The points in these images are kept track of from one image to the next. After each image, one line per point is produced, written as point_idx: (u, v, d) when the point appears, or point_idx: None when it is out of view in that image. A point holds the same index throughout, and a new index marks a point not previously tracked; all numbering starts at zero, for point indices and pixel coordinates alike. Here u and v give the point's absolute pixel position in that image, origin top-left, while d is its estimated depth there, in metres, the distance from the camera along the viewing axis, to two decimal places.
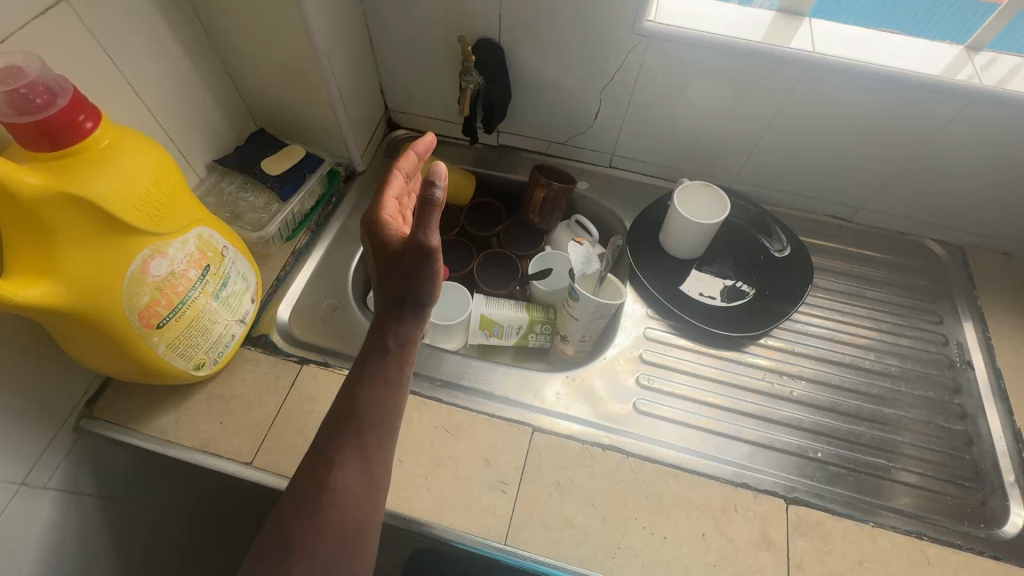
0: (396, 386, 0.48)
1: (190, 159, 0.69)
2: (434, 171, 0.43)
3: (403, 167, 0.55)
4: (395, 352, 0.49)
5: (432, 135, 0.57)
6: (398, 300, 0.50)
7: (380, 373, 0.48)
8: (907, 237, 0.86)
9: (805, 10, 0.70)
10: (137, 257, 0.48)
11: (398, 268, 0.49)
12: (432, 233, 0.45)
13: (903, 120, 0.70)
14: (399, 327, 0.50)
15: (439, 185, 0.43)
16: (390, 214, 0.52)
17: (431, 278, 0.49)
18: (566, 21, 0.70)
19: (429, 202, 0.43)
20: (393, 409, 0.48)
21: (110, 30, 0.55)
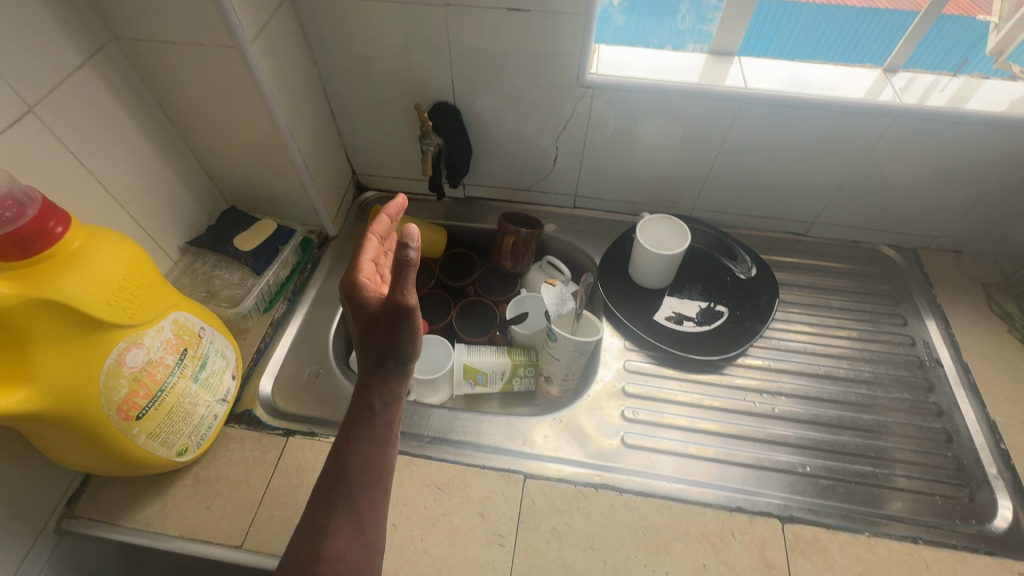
0: (385, 446, 0.48)
1: (163, 244, 0.71)
2: (406, 232, 0.43)
3: (377, 231, 0.55)
4: (381, 412, 0.49)
5: (403, 195, 0.57)
6: (380, 359, 0.50)
7: (368, 436, 0.48)
8: (862, 244, 0.90)
9: (733, 50, 0.76)
10: (111, 351, 0.49)
11: (377, 329, 0.49)
12: (409, 291, 0.46)
13: (838, 140, 0.75)
14: (383, 386, 0.50)
15: (412, 246, 0.44)
16: (367, 275, 0.52)
17: (411, 335, 0.49)
18: (515, 80, 0.74)
19: (405, 262, 0.44)
20: (382, 468, 0.48)
21: (77, 133, 0.57)
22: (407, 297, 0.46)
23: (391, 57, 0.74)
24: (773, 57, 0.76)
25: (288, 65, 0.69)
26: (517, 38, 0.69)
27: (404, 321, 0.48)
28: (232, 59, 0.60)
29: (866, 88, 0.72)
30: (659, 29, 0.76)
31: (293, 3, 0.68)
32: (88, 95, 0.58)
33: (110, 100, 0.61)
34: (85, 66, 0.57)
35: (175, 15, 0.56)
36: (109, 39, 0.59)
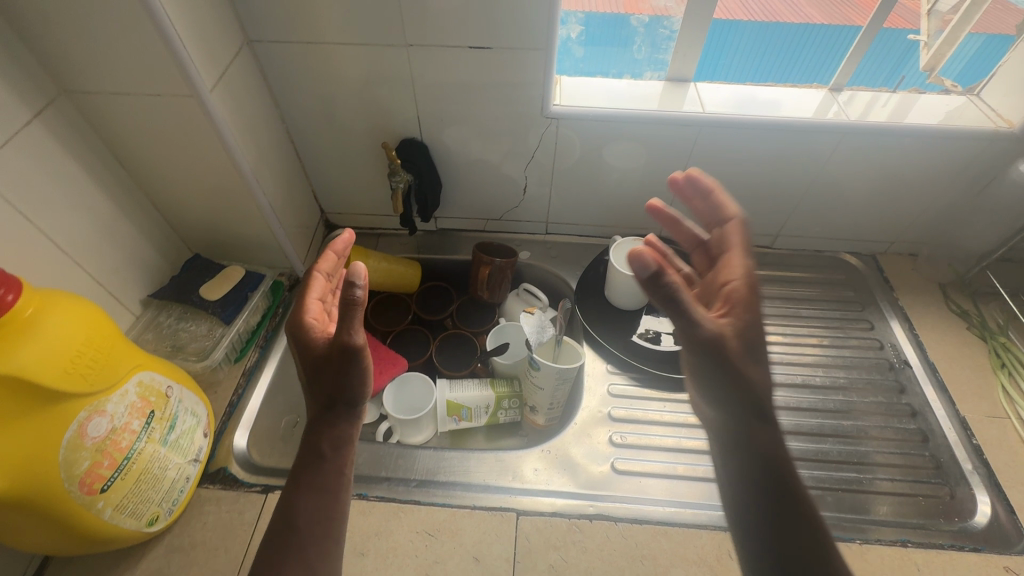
0: (337, 492, 0.48)
1: (123, 299, 0.68)
2: (353, 272, 0.44)
3: (322, 268, 0.55)
4: (331, 457, 0.49)
5: (350, 231, 0.57)
6: (329, 401, 0.50)
7: (317, 482, 0.48)
8: (824, 254, 0.94)
9: (688, 76, 0.79)
10: (72, 423, 0.46)
11: (325, 370, 0.49)
12: (356, 331, 0.47)
13: (794, 157, 0.78)
14: (333, 430, 0.50)
15: (359, 284, 0.45)
16: (313, 315, 0.52)
17: (360, 375, 0.49)
18: (481, 114, 0.75)
19: (352, 302, 0.45)
20: (336, 517, 0.47)
21: (26, 190, 0.54)
22: (355, 337, 0.47)
23: (355, 97, 0.73)
24: (734, 80, 0.80)
25: (249, 109, 0.67)
26: (481, 74, 0.70)
27: (352, 361, 0.48)
28: (189, 107, 0.59)
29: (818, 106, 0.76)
30: (617, 59, 0.78)
31: (252, 48, 0.68)
32: (38, 152, 0.55)
33: (62, 154, 0.58)
34: (34, 122, 0.55)
35: (130, 67, 0.55)
36: (58, 92, 0.57)
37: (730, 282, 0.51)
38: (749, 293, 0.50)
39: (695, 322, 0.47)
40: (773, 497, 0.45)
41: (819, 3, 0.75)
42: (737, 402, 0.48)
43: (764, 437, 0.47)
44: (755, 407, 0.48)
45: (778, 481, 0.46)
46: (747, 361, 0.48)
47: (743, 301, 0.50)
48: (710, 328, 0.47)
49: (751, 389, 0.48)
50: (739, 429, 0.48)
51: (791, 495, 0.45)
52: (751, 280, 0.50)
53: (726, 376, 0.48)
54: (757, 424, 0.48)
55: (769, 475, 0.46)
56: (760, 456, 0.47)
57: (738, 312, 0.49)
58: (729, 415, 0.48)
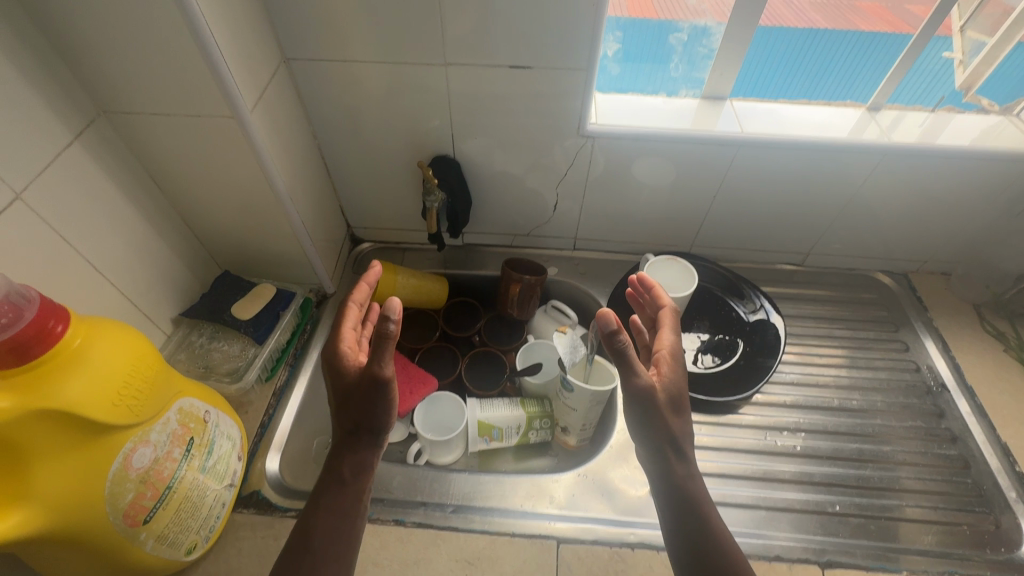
0: (353, 517, 0.48)
1: (156, 319, 0.67)
2: (388, 306, 0.44)
3: (355, 299, 0.56)
4: (351, 481, 0.50)
5: (380, 264, 0.58)
6: (355, 427, 0.51)
7: (336, 505, 0.48)
8: (856, 272, 0.93)
9: (725, 94, 0.78)
10: (117, 455, 0.45)
11: (353, 399, 0.50)
12: (386, 363, 0.47)
13: (831, 177, 0.77)
14: (354, 455, 0.50)
15: (393, 319, 0.45)
16: (348, 345, 0.53)
17: (386, 405, 0.50)
18: (516, 131, 0.74)
19: (384, 335, 0.45)
20: (350, 541, 0.47)
21: (66, 213, 0.54)
22: (384, 369, 0.47)
23: (389, 115, 0.73)
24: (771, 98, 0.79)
25: (285, 128, 0.67)
26: (519, 93, 0.69)
27: (379, 392, 0.48)
28: (229, 128, 0.58)
29: (850, 126, 0.75)
30: (652, 76, 0.77)
31: (289, 66, 0.67)
32: (78, 174, 0.54)
33: (100, 174, 0.57)
34: (74, 143, 0.54)
35: (171, 89, 0.54)
36: (97, 113, 0.57)
37: (661, 347, 0.56)
38: (676, 358, 0.55)
39: (633, 372, 0.51)
40: (687, 528, 0.49)
41: (826, 9, 0.72)
42: (657, 442, 0.52)
43: (682, 471, 0.52)
44: (675, 445, 0.52)
45: (692, 511, 0.50)
46: (670, 415, 0.52)
47: (673, 364, 0.54)
48: (645, 380, 0.51)
49: (672, 436, 0.52)
50: (660, 464, 0.52)
51: (703, 524, 0.49)
52: (677, 351, 0.56)
53: (653, 422, 0.52)
54: (675, 459, 0.52)
55: (684, 505, 0.51)
56: (677, 488, 0.51)
57: (668, 371, 0.54)
58: (650, 451, 0.53)
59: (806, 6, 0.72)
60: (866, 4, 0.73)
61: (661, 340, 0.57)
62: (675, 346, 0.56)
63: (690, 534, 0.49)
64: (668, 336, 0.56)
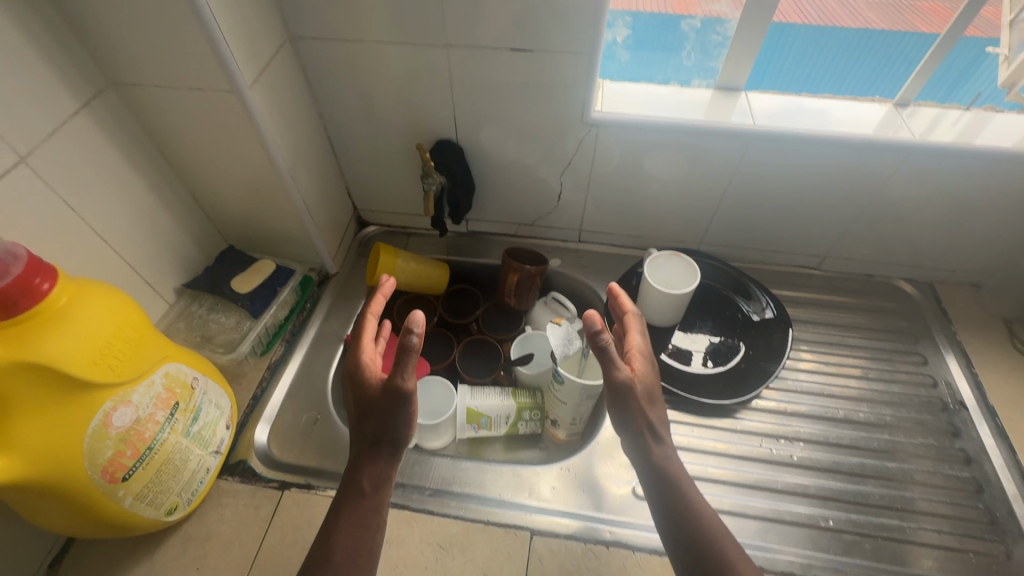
0: (373, 530, 0.49)
1: (159, 288, 0.69)
2: (411, 318, 0.47)
3: (375, 310, 0.57)
4: (371, 495, 0.50)
5: (391, 276, 0.60)
6: (375, 440, 0.51)
7: (356, 521, 0.49)
8: (877, 279, 0.87)
9: (741, 85, 0.73)
10: (98, 411, 0.46)
11: (375, 411, 0.51)
12: (409, 375, 0.49)
13: (850, 176, 0.73)
14: (375, 469, 0.51)
15: (416, 331, 0.47)
16: (369, 356, 0.55)
17: (408, 417, 0.51)
18: (518, 118, 0.73)
19: (408, 347, 0.48)
20: (370, 555, 0.48)
21: (71, 180, 0.56)
22: (406, 381, 0.49)
23: (392, 96, 0.73)
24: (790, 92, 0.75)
25: (288, 106, 0.68)
26: (520, 78, 0.68)
27: (402, 404, 0.50)
28: (229, 103, 0.59)
29: (880, 124, 0.70)
30: (665, 64, 0.74)
31: (294, 45, 0.68)
32: (83, 143, 0.57)
33: (107, 145, 0.60)
34: (81, 112, 0.56)
35: (173, 62, 0.56)
36: (106, 85, 0.59)
37: (632, 348, 0.56)
38: (647, 355, 0.56)
39: (614, 366, 0.52)
40: (673, 511, 0.50)
41: (882, 9, 0.72)
42: (636, 430, 0.53)
43: (660, 452, 0.52)
44: (653, 429, 0.53)
45: (675, 491, 0.51)
46: (647, 409, 0.53)
47: (645, 360, 0.56)
48: (623, 374, 0.52)
49: (652, 425, 0.53)
50: (640, 449, 0.53)
51: (685, 502, 0.50)
52: (646, 348, 0.57)
53: (632, 415, 0.52)
54: (652, 441, 0.53)
55: (666, 485, 0.51)
56: (656, 468, 0.52)
57: (641, 366, 0.55)
58: (630, 439, 0.54)
59: (860, 6, 0.73)
60: (926, 6, 0.71)
61: (630, 338, 0.57)
62: (643, 342, 0.57)
63: (677, 516, 0.50)
64: (637, 333, 0.57)
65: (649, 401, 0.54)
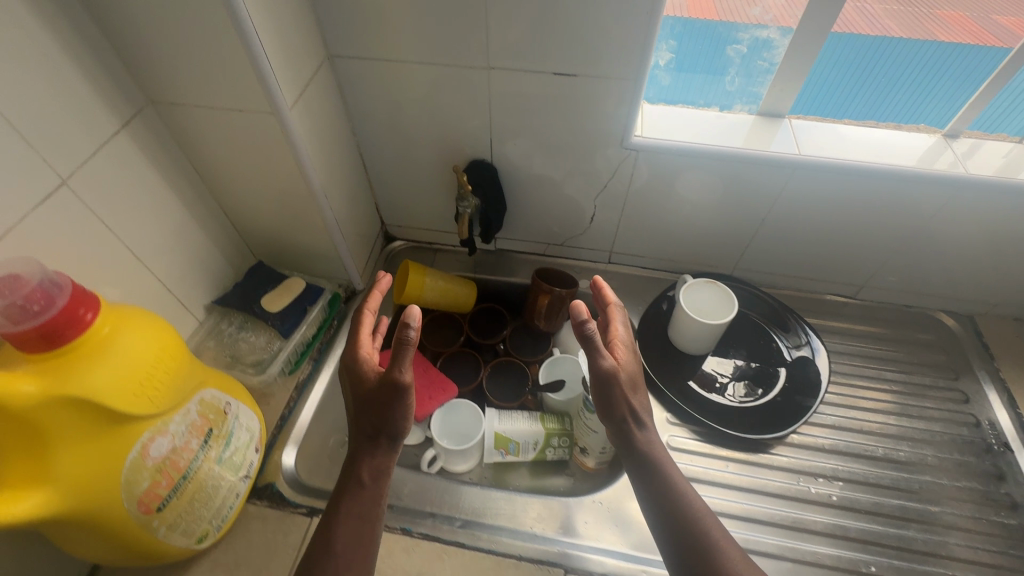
0: (373, 521, 0.49)
1: (190, 305, 0.68)
2: (407, 313, 0.47)
3: (371, 306, 0.57)
4: (370, 486, 0.51)
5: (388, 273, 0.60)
6: (374, 434, 0.51)
7: (356, 513, 0.49)
8: (914, 310, 0.85)
9: (784, 111, 0.72)
10: (136, 443, 0.46)
11: (372, 404, 0.51)
12: (406, 368, 0.48)
13: (894, 208, 0.71)
14: (373, 460, 0.51)
15: (412, 325, 0.47)
16: (366, 352, 0.55)
17: (405, 410, 0.51)
18: (554, 140, 0.72)
19: (404, 341, 0.47)
20: (370, 546, 0.49)
21: (109, 200, 0.55)
22: (403, 374, 0.49)
23: (428, 115, 0.72)
24: (838, 117, 0.73)
25: (324, 124, 0.67)
26: (560, 101, 0.66)
27: (398, 396, 0.50)
28: (268, 124, 0.59)
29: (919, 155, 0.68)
30: (706, 89, 0.72)
31: (332, 63, 0.67)
32: (122, 162, 0.56)
33: (144, 163, 0.59)
34: (121, 132, 0.55)
35: (215, 84, 0.55)
36: (146, 104, 0.58)
37: (615, 338, 0.57)
38: (629, 344, 0.57)
39: (598, 354, 0.53)
40: (661, 498, 0.52)
41: (902, 16, 0.66)
42: (619, 418, 0.55)
43: (643, 437, 0.55)
44: (636, 416, 0.55)
45: (658, 476, 0.53)
46: (630, 397, 0.54)
47: (628, 350, 0.57)
48: (608, 362, 0.53)
49: (636, 413, 0.54)
50: (622, 435, 0.55)
51: (673, 489, 0.52)
52: (628, 337, 0.57)
53: (615, 403, 0.53)
54: (635, 427, 0.55)
55: (649, 470, 0.53)
56: (639, 454, 0.54)
57: (624, 355, 0.56)
58: (612, 427, 0.55)
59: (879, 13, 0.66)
60: (947, 13, 0.66)
61: (613, 328, 0.58)
62: (626, 333, 0.58)
63: (666, 503, 0.51)
64: (620, 323, 0.58)
65: (631, 388, 0.55)
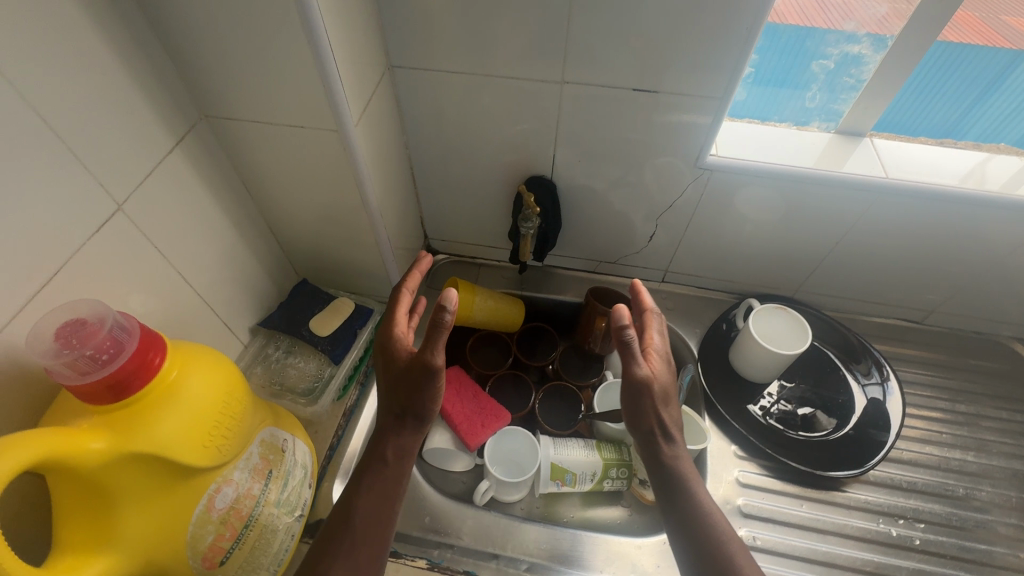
0: (394, 499, 0.50)
1: (236, 329, 0.64)
2: (445, 296, 0.46)
3: (410, 286, 0.57)
4: (394, 464, 0.52)
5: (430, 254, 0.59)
6: (401, 412, 0.52)
7: (378, 487, 0.50)
8: (984, 337, 0.82)
9: (866, 130, 0.68)
10: (202, 496, 0.42)
11: (402, 383, 0.52)
12: (438, 353, 0.49)
13: (981, 237, 0.67)
14: (398, 438, 0.52)
15: (449, 310, 0.47)
16: (402, 331, 0.55)
17: (433, 393, 0.51)
18: (622, 158, 0.68)
19: (439, 325, 0.47)
20: (389, 523, 0.49)
21: (163, 225, 0.51)
22: (435, 358, 0.49)
23: (489, 130, 0.67)
24: (928, 137, 0.69)
25: (382, 139, 0.62)
26: (636, 119, 0.62)
27: (428, 379, 0.50)
28: (332, 142, 0.55)
29: (963, 174, 0.64)
30: (784, 103, 0.68)
31: (392, 73, 0.63)
32: (175, 182, 0.52)
33: (197, 181, 0.55)
34: (175, 150, 0.51)
35: (279, 100, 0.51)
36: (199, 117, 0.54)
37: (649, 347, 0.55)
38: (664, 355, 0.55)
39: (633, 361, 0.51)
40: (678, 509, 0.51)
41: None
42: (646, 428, 0.53)
43: (669, 453, 0.53)
44: (665, 429, 0.53)
45: (682, 492, 0.52)
46: (660, 409, 0.52)
47: (663, 361, 0.55)
48: (642, 371, 0.51)
49: (664, 426, 0.53)
50: (649, 446, 0.54)
51: (694, 504, 0.51)
52: (663, 349, 0.55)
53: (643, 411, 0.52)
54: (662, 441, 0.53)
55: (672, 484, 0.52)
56: (664, 468, 0.53)
57: (659, 366, 0.54)
58: (639, 437, 0.54)
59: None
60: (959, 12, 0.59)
61: (648, 337, 0.56)
62: (662, 342, 0.56)
63: (682, 515, 0.50)
64: (656, 333, 0.56)
65: (663, 401, 0.53)
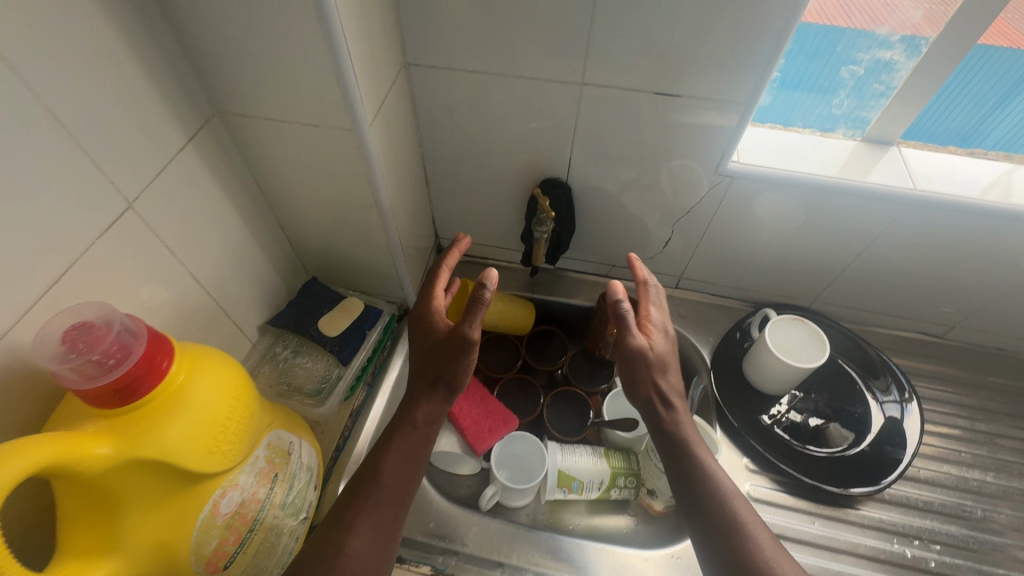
0: (420, 460, 0.50)
1: (245, 327, 0.64)
2: (486, 275, 0.50)
3: (450, 263, 0.59)
4: (422, 429, 0.51)
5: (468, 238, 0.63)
6: (434, 380, 0.52)
7: (406, 448, 0.50)
8: (1007, 354, 0.79)
9: (894, 139, 0.66)
10: (206, 502, 0.42)
11: (438, 352, 0.52)
12: (476, 326, 0.50)
13: (1010, 254, 0.65)
14: (428, 405, 0.52)
15: (488, 287, 0.50)
16: (439, 305, 0.56)
17: (468, 364, 0.52)
18: (640, 163, 0.66)
19: (480, 300, 0.49)
20: (412, 483, 0.49)
21: (174, 222, 0.50)
22: (473, 331, 0.50)
23: (505, 131, 0.66)
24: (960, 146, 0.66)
25: (397, 138, 0.61)
26: (656, 124, 0.61)
27: (464, 350, 0.51)
28: (347, 142, 0.54)
29: (988, 185, 0.62)
30: (809, 109, 0.66)
31: (408, 71, 0.61)
32: (187, 179, 0.51)
33: (209, 178, 0.54)
34: (187, 147, 0.50)
35: (294, 98, 0.50)
36: (212, 113, 0.53)
37: (647, 319, 0.55)
38: (663, 328, 0.56)
39: (629, 333, 0.54)
40: (689, 479, 0.49)
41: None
42: (643, 394, 0.53)
43: (667, 417, 0.51)
44: (663, 396, 0.52)
45: (690, 460, 0.50)
46: (659, 376, 0.52)
47: (662, 332, 0.55)
48: (638, 342, 0.53)
49: (662, 393, 0.52)
50: (647, 412, 0.52)
51: (701, 471, 0.49)
52: (662, 321, 0.55)
53: (640, 380, 0.52)
54: (661, 407, 0.52)
55: (675, 452, 0.51)
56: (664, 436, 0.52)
57: (658, 338, 0.54)
58: (638, 404, 0.53)
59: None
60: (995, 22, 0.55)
61: (645, 309, 0.56)
62: (660, 315, 0.56)
63: (693, 485, 0.48)
64: (653, 304, 0.56)
65: (658, 369, 0.53)
